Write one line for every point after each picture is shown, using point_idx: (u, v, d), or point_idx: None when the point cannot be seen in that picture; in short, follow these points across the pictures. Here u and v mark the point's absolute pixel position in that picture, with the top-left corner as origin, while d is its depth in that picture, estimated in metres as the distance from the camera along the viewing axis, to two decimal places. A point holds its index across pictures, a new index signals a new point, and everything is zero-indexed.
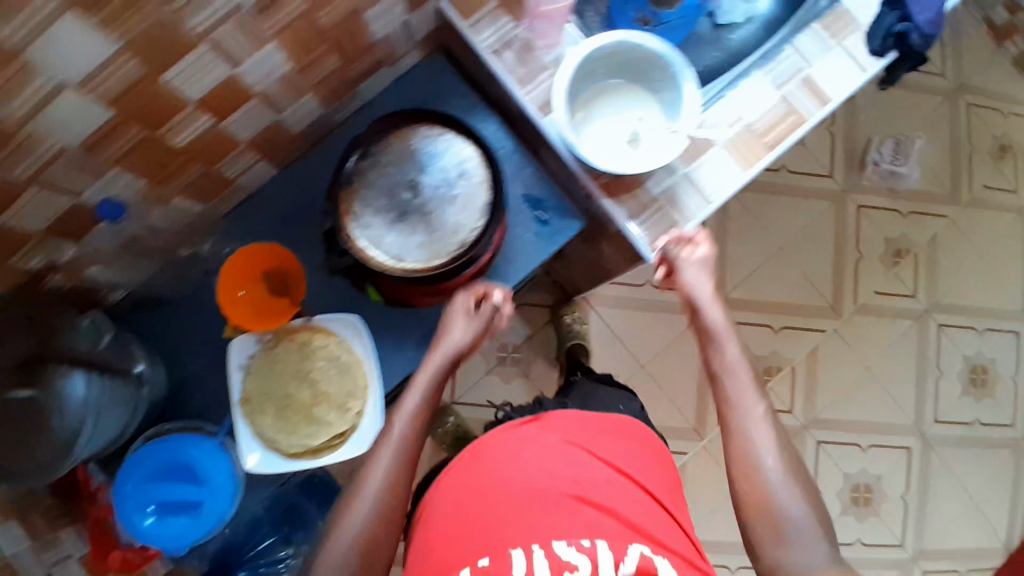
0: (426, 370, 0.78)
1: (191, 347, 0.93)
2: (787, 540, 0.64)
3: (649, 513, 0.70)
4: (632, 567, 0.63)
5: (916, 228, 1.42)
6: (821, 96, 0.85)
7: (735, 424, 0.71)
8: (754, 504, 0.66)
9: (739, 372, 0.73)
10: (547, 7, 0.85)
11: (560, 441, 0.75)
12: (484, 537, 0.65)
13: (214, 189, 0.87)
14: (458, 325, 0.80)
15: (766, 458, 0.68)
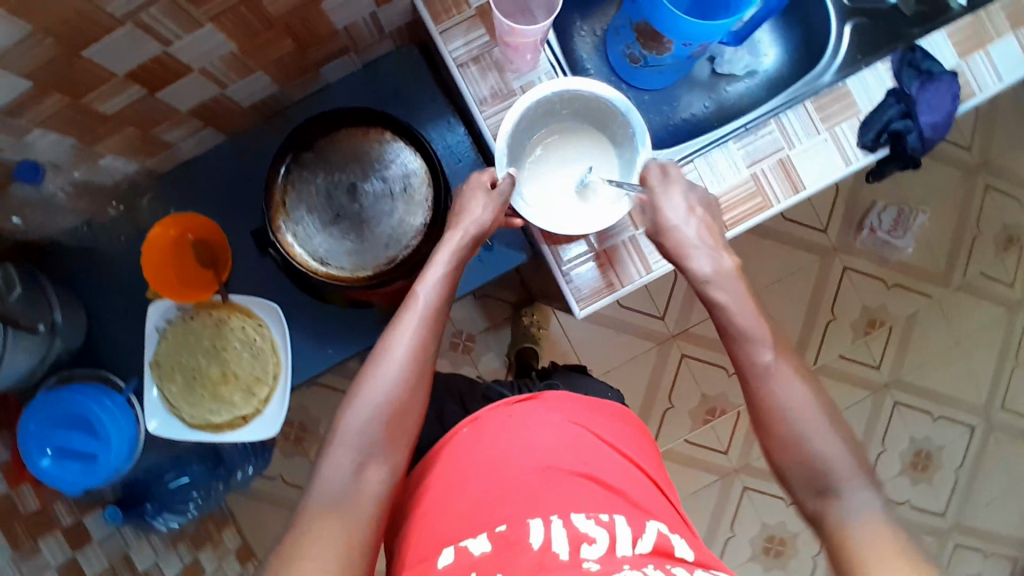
0: (447, 245, 0.74)
1: (110, 299, 0.91)
2: (841, 495, 0.59)
3: (652, 499, 0.69)
4: (649, 542, 0.61)
5: (896, 300, 1.36)
6: (793, 183, 0.82)
7: (757, 385, 0.66)
8: (796, 467, 0.62)
9: (762, 333, 0.68)
10: (511, 40, 0.78)
11: (559, 418, 0.74)
12: (495, 511, 0.63)
13: (152, 151, 0.85)
14: (483, 204, 0.76)
15: (794, 412, 0.63)
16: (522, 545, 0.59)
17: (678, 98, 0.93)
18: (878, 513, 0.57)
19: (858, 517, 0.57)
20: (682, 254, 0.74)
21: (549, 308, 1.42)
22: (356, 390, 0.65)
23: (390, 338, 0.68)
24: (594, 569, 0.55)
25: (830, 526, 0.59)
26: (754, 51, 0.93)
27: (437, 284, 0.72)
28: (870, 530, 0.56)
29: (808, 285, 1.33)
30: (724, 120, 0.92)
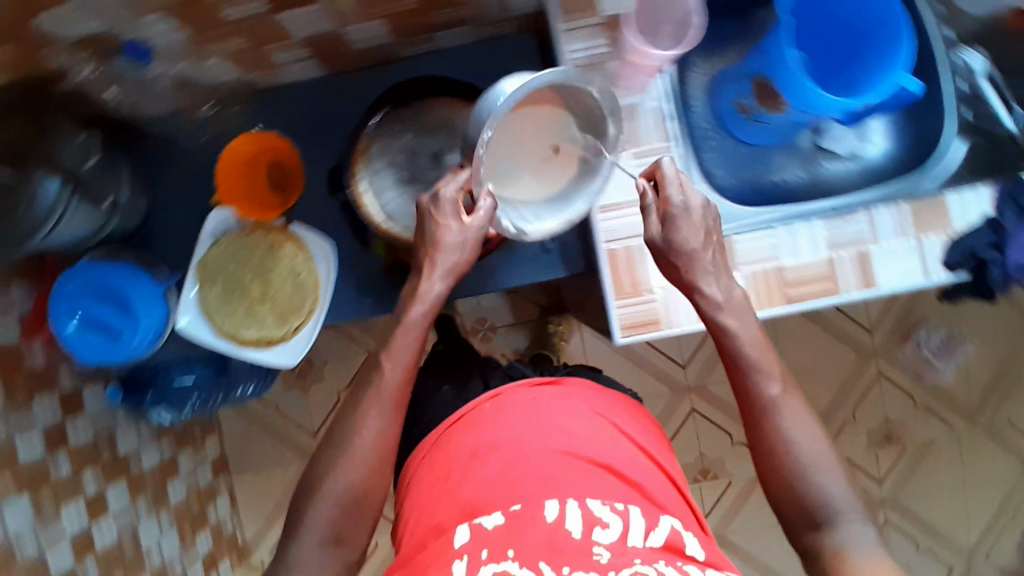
0: (421, 301, 0.75)
1: (174, 193, 0.95)
2: (837, 527, 0.67)
3: (668, 493, 0.75)
4: (661, 536, 0.67)
5: (916, 422, 1.34)
6: (866, 277, 0.81)
7: (769, 420, 0.70)
8: (790, 497, 0.69)
9: (769, 372, 0.72)
10: (638, 59, 0.78)
11: (583, 404, 0.80)
12: (509, 489, 0.69)
13: (256, 66, 0.85)
14: (449, 229, 0.73)
15: (799, 446, 0.69)
16: (537, 520, 0.66)
17: (773, 161, 0.90)
18: (868, 545, 0.66)
19: (855, 547, 0.65)
20: (688, 286, 0.73)
21: (576, 321, 1.42)
22: (343, 446, 0.73)
23: (369, 402, 0.74)
24: (604, 558, 0.62)
25: (823, 551, 0.67)
26: (861, 136, 0.90)
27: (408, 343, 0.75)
28: (866, 562, 0.64)
29: (838, 379, 1.32)
30: (812, 195, 0.89)
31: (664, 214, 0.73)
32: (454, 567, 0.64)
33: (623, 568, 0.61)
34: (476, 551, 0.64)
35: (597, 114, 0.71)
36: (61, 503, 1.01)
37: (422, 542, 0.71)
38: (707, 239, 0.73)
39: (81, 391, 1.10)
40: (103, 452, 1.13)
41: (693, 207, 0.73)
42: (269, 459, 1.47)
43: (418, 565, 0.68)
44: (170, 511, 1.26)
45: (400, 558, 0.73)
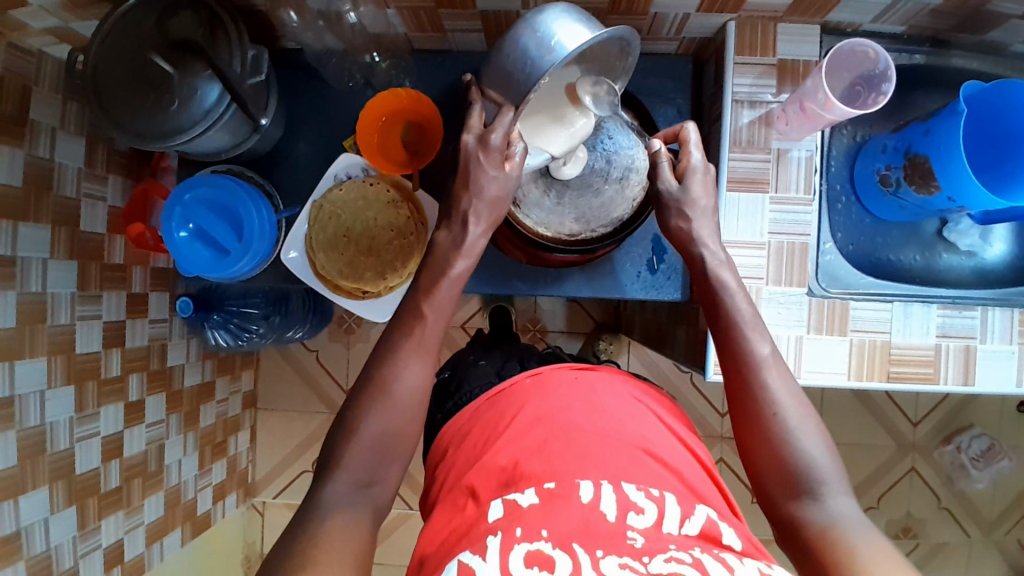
0: (467, 256, 0.70)
1: (309, 127, 0.96)
2: (819, 499, 0.60)
3: (707, 487, 0.67)
4: (695, 527, 0.60)
5: (936, 522, 1.35)
6: (966, 373, 0.82)
7: (750, 377, 0.65)
8: (773, 464, 0.63)
9: (758, 333, 0.67)
10: (813, 108, 0.75)
11: (628, 391, 0.74)
12: (543, 464, 0.63)
13: (425, 26, 0.86)
14: (493, 175, 0.70)
15: (785, 410, 0.64)
16: (572, 501, 0.59)
17: (892, 238, 0.91)
18: (857, 522, 0.59)
19: (848, 524, 0.59)
20: (690, 242, 0.72)
21: (627, 341, 1.43)
22: (380, 385, 0.64)
23: (405, 349, 0.66)
24: (638, 543, 0.56)
25: (809, 526, 0.60)
26: (985, 236, 0.90)
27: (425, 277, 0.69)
28: (861, 542, 0.57)
29: (874, 463, 1.35)
30: (925, 283, 0.90)
31: (679, 171, 0.75)
32: (487, 542, 0.57)
33: (657, 554, 0.55)
34: (510, 528, 0.57)
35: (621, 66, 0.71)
36: (103, 402, 1.00)
37: (456, 508, 0.66)
38: (709, 197, 0.74)
39: (148, 294, 1.11)
40: (152, 362, 1.12)
41: (702, 168, 0.74)
42: (298, 403, 1.51)
43: (453, 535, 0.62)
44: (196, 433, 1.26)
45: (432, 523, 0.67)
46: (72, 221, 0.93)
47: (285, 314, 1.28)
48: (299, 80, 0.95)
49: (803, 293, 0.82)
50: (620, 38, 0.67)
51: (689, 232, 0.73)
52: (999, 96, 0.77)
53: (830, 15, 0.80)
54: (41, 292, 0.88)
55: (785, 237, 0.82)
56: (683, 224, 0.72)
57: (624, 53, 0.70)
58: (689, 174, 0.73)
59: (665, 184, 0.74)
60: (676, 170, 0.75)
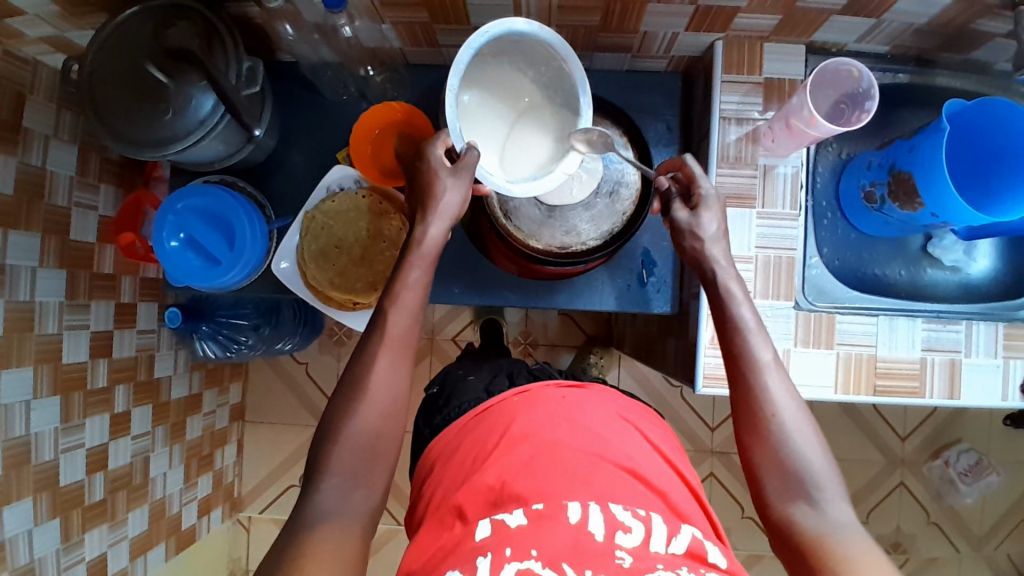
0: (421, 265, 0.69)
1: (303, 140, 0.97)
2: (815, 504, 0.61)
3: (692, 506, 0.67)
4: (682, 545, 0.60)
5: (926, 537, 1.36)
6: (952, 386, 0.83)
7: (751, 379, 0.66)
8: (772, 466, 0.63)
9: (761, 336, 0.67)
10: (798, 124, 0.77)
11: (612, 409, 0.75)
12: (529, 484, 0.63)
13: (419, 40, 0.88)
14: (450, 185, 0.68)
15: (784, 411, 0.64)
16: (560, 522, 0.59)
17: (877, 253, 0.93)
18: (852, 530, 0.59)
19: (841, 533, 0.59)
20: (703, 261, 0.71)
21: (618, 354, 1.43)
22: (366, 392, 0.64)
23: (393, 357, 0.66)
24: (626, 563, 0.56)
25: (803, 532, 0.60)
26: (970, 252, 0.91)
27: (418, 288, 0.69)
28: (856, 551, 0.57)
29: (863, 477, 1.35)
30: (910, 298, 0.91)
31: (694, 201, 0.72)
32: (476, 563, 0.57)
33: (646, 573, 0.55)
34: (500, 549, 0.57)
35: (571, 90, 0.72)
36: (90, 413, 0.99)
37: (443, 526, 0.65)
38: (722, 222, 0.71)
39: (137, 304, 1.11)
40: (140, 372, 1.11)
41: (715, 194, 0.71)
42: (286, 416, 1.50)
43: (440, 553, 0.62)
44: (182, 446, 1.24)
45: (419, 540, 0.67)
46: (63, 229, 0.93)
47: (275, 324, 1.27)
48: (294, 91, 0.96)
49: (790, 306, 0.83)
50: (535, 38, 0.69)
51: (701, 250, 0.71)
52: (982, 115, 0.79)
53: (816, 34, 0.82)
54: (29, 300, 0.88)
55: (772, 251, 0.83)
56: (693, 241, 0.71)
57: (556, 58, 0.71)
58: (704, 206, 0.71)
59: (678, 215, 0.72)
60: (693, 200, 0.72)
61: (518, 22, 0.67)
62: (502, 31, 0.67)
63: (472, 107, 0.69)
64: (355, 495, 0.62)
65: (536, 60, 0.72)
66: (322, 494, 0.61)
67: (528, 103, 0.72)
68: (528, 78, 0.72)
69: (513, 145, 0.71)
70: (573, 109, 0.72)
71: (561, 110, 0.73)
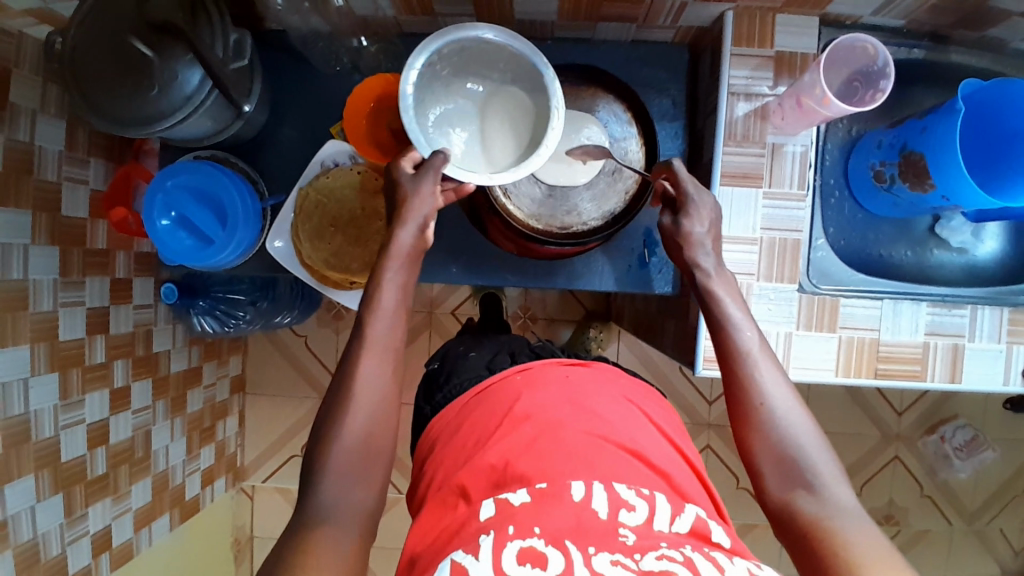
0: (399, 268, 0.67)
1: (297, 113, 0.94)
2: (811, 488, 0.57)
3: (694, 486, 0.67)
4: (684, 525, 0.60)
5: (918, 509, 1.38)
6: (953, 370, 0.82)
7: (739, 368, 0.63)
8: (768, 454, 0.60)
9: (747, 327, 0.65)
10: (810, 103, 0.74)
11: (615, 390, 0.74)
12: (533, 464, 0.62)
13: (416, 7, 0.84)
14: (418, 188, 0.67)
15: (772, 397, 0.61)
16: (563, 501, 0.59)
17: (884, 233, 0.91)
18: (853, 515, 0.56)
19: (842, 515, 0.55)
20: (688, 264, 0.68)
21: (618, 329, 1.42)
22: (363, 378, 0.64)
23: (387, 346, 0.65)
24: (630, 540, 0.55)
25: (805, 520, 0.56)
26: (977, 234, 0.90)
27: (394, 292, 0.66)
28: (861, 538, 0.53)
29: (859, 451, 1.36)
30: (916, 279, 0.90)
31: (680, 207, 0.70)
32: (479, 541, 0.56)
33: (649, 551, 0.54)
34: (503, 527, 0.57)
35: (533, 71, 0.71)
36: (89, 389, 0.99)
37: (446, 506, 0.65)
38: (712, 227, 0.69)
39: (132, 279, 1.09)
40: (138, 347, 1.11)
41: (701, 197, 0.69)
42: (286, 388, 1.50)
43: (444, 534, 0.62)
44: (183, 419, 1.25)
45: (421, 521, 0.67)
46: (53, 205, 0.91)
47: (272, 298, 1.25)
48: (286, 63, 0.93)
49: (793, 290, 0.81)
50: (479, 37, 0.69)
51: (688, 246, 0.69)
52: (998, 95, 0.76)
53: (830, 7, 0.78)
54: (22, 279, 0.86)
55: (777, 233, 0.82)
56: (682, 238, 0.69)
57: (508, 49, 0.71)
58: (688, 210, 0.69)
59: (663, 219, 0.72)
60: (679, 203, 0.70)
61: (454, 29, 0.68)
62: (441, 46, 0.69)
63: (449, 119, 0.73)
64: (355, 483, 0.61)
65: (494, 58, 0.72)
66: (323, 479, 0.61)
67: (504, 98, 0.74)
68: (495, 79, 0.74)
69: (496, 140, 0.73)
70: (540, 87, 0.72)
71: (533, 92, 0.73)
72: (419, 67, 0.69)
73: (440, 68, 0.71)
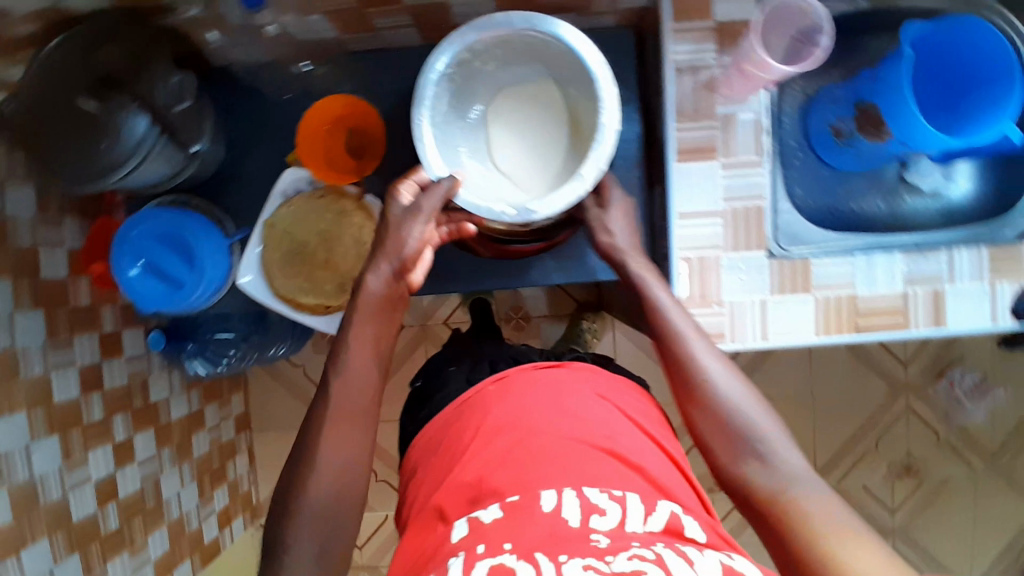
0: (373, 324, 0.68)
1: (253, 147, 0.95)
2: (761, 457, 0.58)
3: (672, 479, 0.67)
4: (659, 523, 0.59)
5: (938, 459, 1.36)
6: (936, 315, 0.81)
7: (676, 351, 0.64)
8: (712, 429, 0.60)
9: (676, 310, 0.66)
10: (752, 69, 0.76)
11: (589, 391, 0.73)
12: (506, 478, 0.63)
13: (355, 26, 0.84)
14: (414, 226, 0.67)
15: (710, 373, 0.62)
16: (535, 514, 0.58)
17: (853, 188, 0.90)
18: (806, 480, 0.56)
19: (795, 483, 0.56)
20: (614, 253, 0.73)
21: (611, 318, 1.42)
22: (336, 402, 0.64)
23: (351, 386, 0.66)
24: (602, 543, 0.54)
25: (758, 489, 0.57)
26: (948, 174, 0.89)
27: (367, 345, 0.68)
28: (813, 501, 0.54)
29: (869, 407, 1.35)
30: (892, 228, 0.89)
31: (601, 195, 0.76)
32: (450, 563, 0.56)
33: (620, 552, 0.53)
34: (474, 545, 0.57)
35: (578, 66, 0.73)
36: (91, 446, 1.00)
37: (425, 529, 0.65)
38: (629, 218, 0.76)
39: (121, 333, 1.10)
40: (135, 400, 1.12)
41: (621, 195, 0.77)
42: (291, 418, 1.51)
43: (422, 558, 0.62)
44: (192, 463, 1.25)
45: (404, 546, 0.67)
46: (29, 270, 0.92)
47: (262, 334, 1.22)
48: (237, 99, 0.93)
49: (763, 256, 0.81)
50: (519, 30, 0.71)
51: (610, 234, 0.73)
52: (946, 34, 0.76)
53: None
54: (7, 346, 0.87)
55: (740, 203, 0.81)
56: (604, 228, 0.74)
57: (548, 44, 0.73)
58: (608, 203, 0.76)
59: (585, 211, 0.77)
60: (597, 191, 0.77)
61: (486, 29, 0.71)
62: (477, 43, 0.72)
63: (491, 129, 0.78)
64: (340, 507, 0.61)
65: (535, 53, 0.75)
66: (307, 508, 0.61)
67: (540, 98, 0.78)
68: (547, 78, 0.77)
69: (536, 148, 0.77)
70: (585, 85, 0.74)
71: (578, 91, 0.75)
72: (452, 68, 0.72)
73: (482, 65, 0.76)
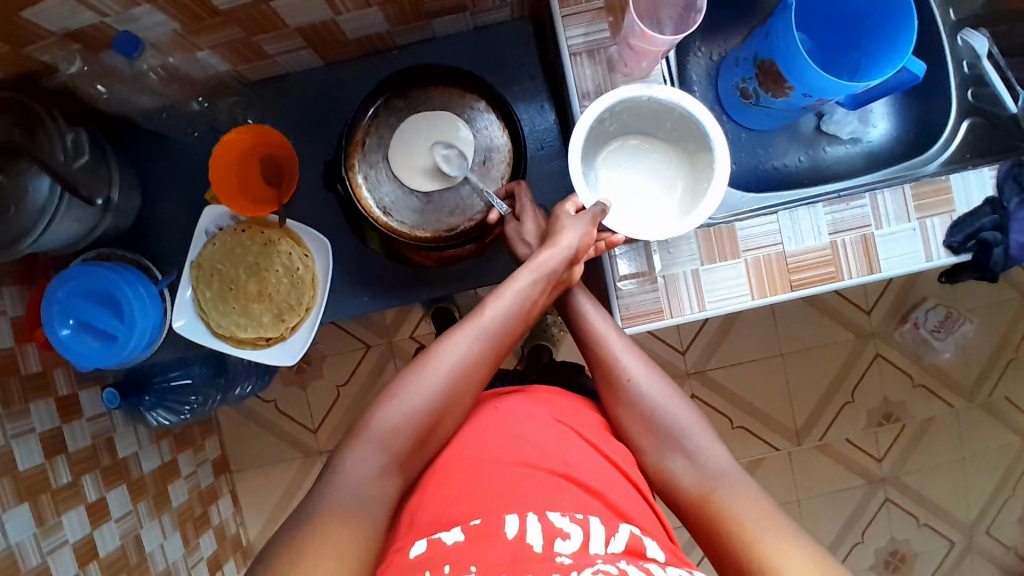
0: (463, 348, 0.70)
1: (171, 191, 0.95)
2: (682, 450, 0.70)
3: (631, 499, 0.66)
4: (620, 544, 0.59)
5: (916, 400, 1.36)
6: (869, 261, 0.80)
7: (613, 369, 0.74)
8: (640, 429, 0.72)
9: (613, 334, 0.76)
10: (637, 44, 0.74)
11: (549, 414, 0.71)
12: (465, 506, 0.61)
13: (249, 56, 0.84)
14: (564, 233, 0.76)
15: (639, 383, 0.73)
16: (497, 538, 0.57)
17: (773, 145, 0.90)
18: (722, 469, 0.68)
19: (716, 477, 0.67)
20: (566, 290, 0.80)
21: None
22: None
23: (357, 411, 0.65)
24: (567, 561, 0.55)
25: (683, 482, 0.68)
26: (864, 120, 0.89)
27: (445, 370, 0.68)
28: (729, 485, 0.66)
29: (839, 359, 1.35)
30: (815, 179, 0.89)
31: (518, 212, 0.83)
32: None
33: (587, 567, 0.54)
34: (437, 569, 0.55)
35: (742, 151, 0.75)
36: (63, 509, 0.98)
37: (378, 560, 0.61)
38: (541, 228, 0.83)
39: (77, 393, 1.09)
40: (102, 457, 1.10)
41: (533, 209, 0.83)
42: (272, 453, 1.50)
43: None
44: (172, 513, 1.23)
45: None
46: None
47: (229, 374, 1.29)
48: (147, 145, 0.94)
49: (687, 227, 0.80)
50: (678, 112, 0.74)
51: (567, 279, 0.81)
52: None
53: None
54: None
55: None
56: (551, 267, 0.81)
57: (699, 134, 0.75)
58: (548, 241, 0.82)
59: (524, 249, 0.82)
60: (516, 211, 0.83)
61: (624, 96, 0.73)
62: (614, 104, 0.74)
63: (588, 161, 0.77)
64: None
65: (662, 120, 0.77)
66: None
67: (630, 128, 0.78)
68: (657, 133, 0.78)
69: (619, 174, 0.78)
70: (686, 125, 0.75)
71: (683, 139, 0.77)
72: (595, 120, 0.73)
73: (610, 125, 0.77)
